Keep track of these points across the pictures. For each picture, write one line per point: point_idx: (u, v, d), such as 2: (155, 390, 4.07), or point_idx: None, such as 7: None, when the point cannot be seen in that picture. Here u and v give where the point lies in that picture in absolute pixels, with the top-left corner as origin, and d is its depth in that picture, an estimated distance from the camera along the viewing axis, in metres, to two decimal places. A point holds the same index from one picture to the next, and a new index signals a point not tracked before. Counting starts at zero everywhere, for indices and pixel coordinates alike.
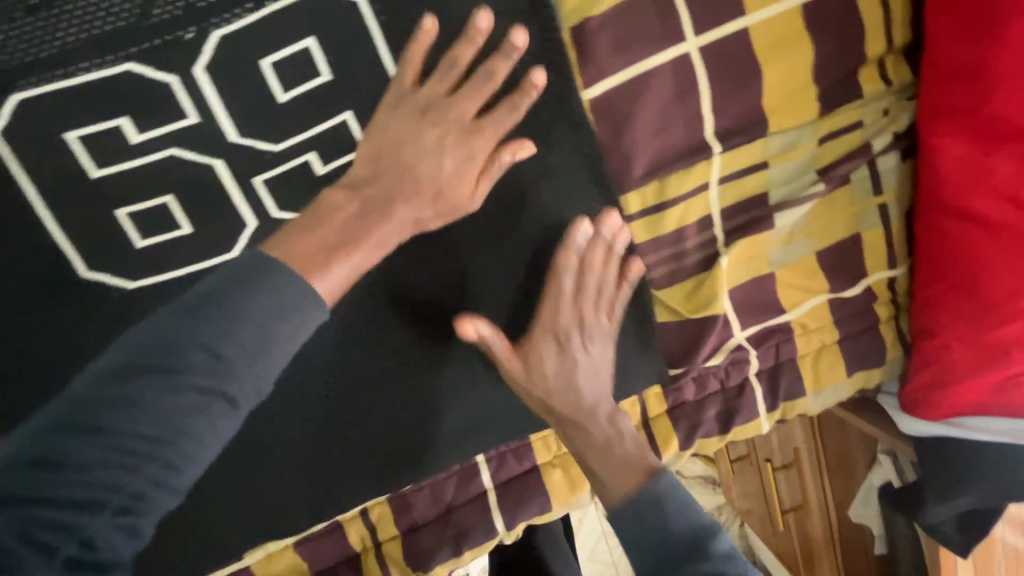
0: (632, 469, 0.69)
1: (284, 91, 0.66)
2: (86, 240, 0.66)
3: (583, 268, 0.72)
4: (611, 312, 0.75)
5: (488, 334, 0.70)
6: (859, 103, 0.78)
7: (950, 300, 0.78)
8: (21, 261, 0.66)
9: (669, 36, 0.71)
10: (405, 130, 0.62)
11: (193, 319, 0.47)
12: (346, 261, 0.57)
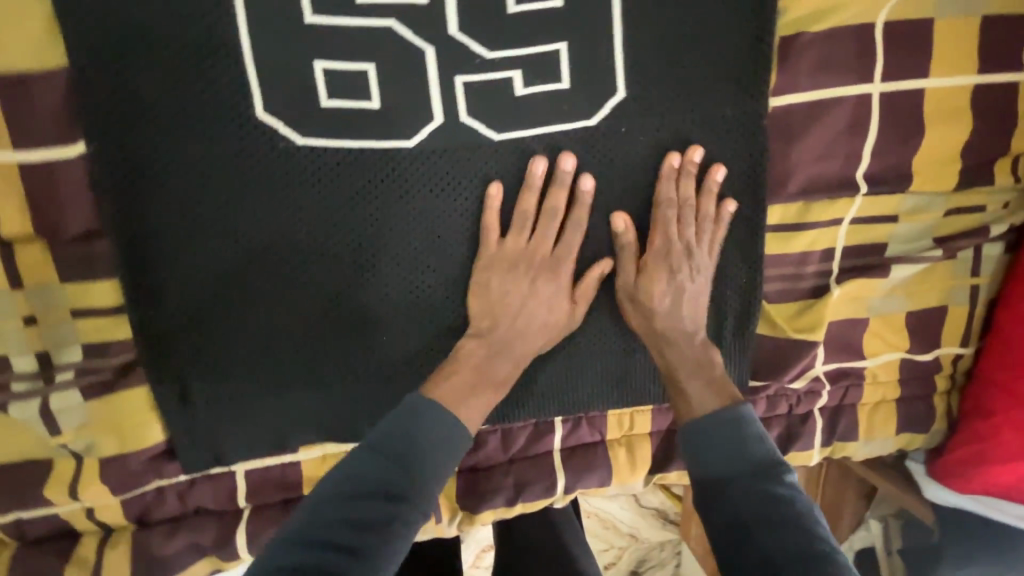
0: (717, 395, 0.71)
1: (516, 2, 0.66)
2: (275, 82, 0.64)
3: (687, 203, 0.73)
4: (711, 244, 0.75)
5: (624, 228, 0.73)
6: (990, 189, 0.85)
7: (1016, 385, 0.85)
8: (202, 82, 0.63)
9: (861, 74, 0.76)
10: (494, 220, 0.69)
11: (396, 468, 0.60)
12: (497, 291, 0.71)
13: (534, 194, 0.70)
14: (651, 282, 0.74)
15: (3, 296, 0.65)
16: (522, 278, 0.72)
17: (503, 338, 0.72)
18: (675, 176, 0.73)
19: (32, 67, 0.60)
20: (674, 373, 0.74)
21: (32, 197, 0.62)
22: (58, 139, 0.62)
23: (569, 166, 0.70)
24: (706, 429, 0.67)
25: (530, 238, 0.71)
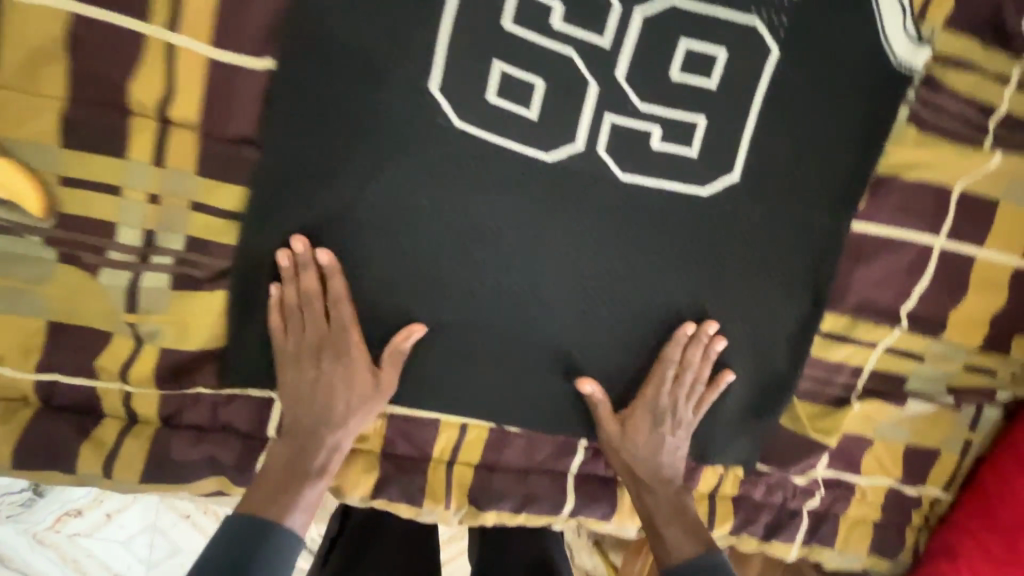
0: (691, 538, 0.80)
1: (678, 71, 0.75)
2: (457, 66, 0.70)
3: (682, 364, 0.83)
4: (698, 406, 0.85)
5: (596, 395, 0.82)
6: (1004, 358, 0.95)
7: (982, 538, 0.92)
8: (394, 43, 0.68)
9: (932, 226, 0.86)
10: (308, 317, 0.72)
11: (225, 571, 0.63)
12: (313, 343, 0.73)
13: (296, 286, 0.72)
14: (640, 418, 0.83)
15: (140, 168, 0.67)
16: (309, 368, 0.74)
17: (303, 434, 0.74)
18: (685, 341, 0.82)
19: None
20: (645, 510, 0.84)
21: (209, 90, 0.66)
22: (254, 48, 0.66)
23: (323, 261, 0.71)
24: (693, 573, 0.76)
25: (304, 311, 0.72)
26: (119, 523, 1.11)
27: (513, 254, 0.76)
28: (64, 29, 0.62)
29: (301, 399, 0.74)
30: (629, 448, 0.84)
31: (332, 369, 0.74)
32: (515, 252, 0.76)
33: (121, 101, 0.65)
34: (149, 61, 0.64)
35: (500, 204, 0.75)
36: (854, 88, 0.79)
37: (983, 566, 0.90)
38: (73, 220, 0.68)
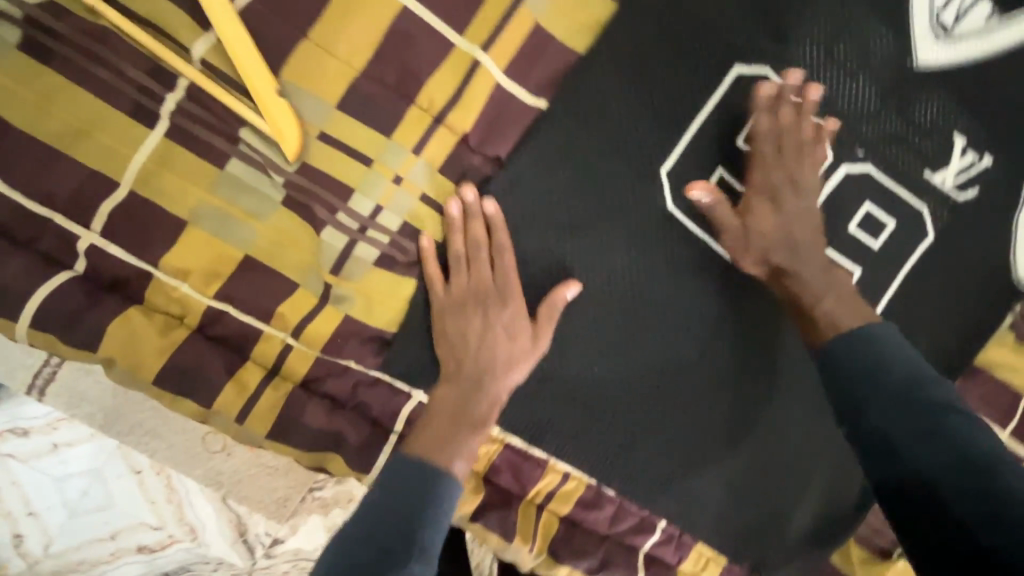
0: None
1: (855, 224, 0.85)
2: (692, 160, 0.79)
3: (781, 127, 0.76)
4: (814, 157, 0.77)
5: (708, 201, 0.76)
6: None
7: None
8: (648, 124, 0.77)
9: (1004, 423, 0.97)
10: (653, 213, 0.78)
11: (404, 502, 0.66)
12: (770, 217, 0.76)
13: (463, 236, 0.73)
14: (851, 317, 0.74)
15: (399, 150, 0.71)
16: (477, 317, 0.74)
17: (464, 381, 0.73)
18: (776, 102, 0.76)
19: (560, 39, 0.75)
20: (789, 285, 0.77)
21: (486, 107, 0.72)
22: (536, 90, 0.75)
23: (490, 212, 0.72)
24: (855, 345, 0.70)
25: (506, 246, 0.73)
26: (62, 458, 0.97)
27: (652, 337, 0.82)
28: (392, 16, 0.68)
29: (463, 372, 0.74)
30: (797, 267, 0.77)
31: (496, 321, 0.74)
32: (653, 335, 0.82)
33: (410, 90, 0.70)
34: (450, 68, 0.70)
35: (658, 287, 0.81)
36: (979, 289, 0.91)
37: None
38: (316, 172, 0.70)
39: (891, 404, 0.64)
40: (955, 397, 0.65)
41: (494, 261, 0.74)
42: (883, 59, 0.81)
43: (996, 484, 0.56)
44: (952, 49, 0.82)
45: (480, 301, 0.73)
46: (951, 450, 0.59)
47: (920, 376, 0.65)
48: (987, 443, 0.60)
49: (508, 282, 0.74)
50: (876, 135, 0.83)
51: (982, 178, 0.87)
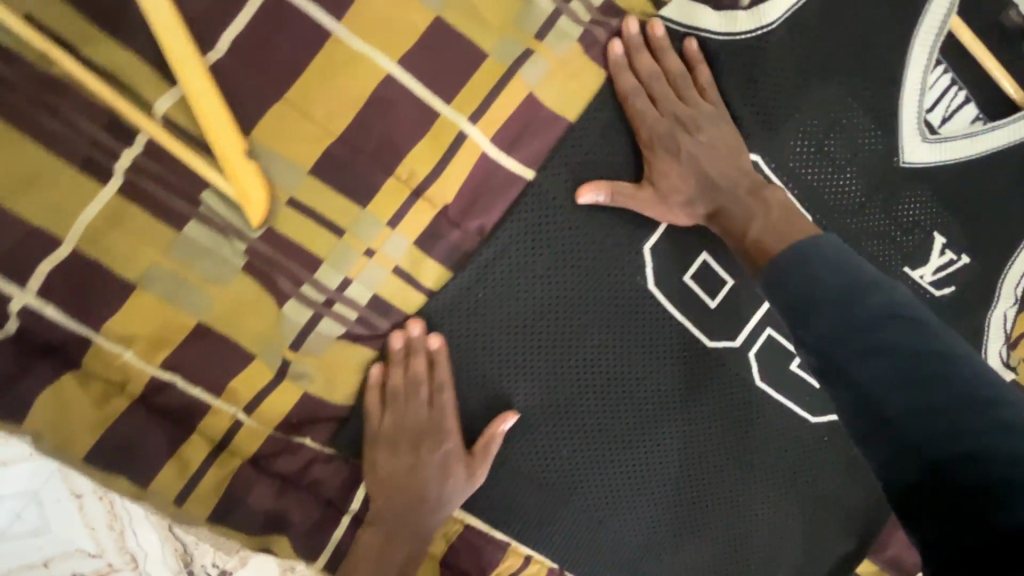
0: None
1: None
2: (676, 245, 0.78)
3: (675, 65, 0.71)
4: (703, 93, 0.72)
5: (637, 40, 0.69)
6: None
7: None
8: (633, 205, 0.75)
9: None
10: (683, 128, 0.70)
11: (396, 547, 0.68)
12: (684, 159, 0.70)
13: (403, 370, 0.70)
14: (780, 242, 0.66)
15: (374, 223, 0.67)
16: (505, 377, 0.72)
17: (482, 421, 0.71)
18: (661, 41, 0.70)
19: (555, 107, 0.69)
20: (726, 224, 0.71)
21: (469, 180, 0.69)
22: (527, 160, 0.70)
23: (434, 347, 0.70)
24: (809, 287, 0.57)
25: (665, 78, 0.71)
26: None
27: (624, 423, 0.79)
28: (375, 83, 0.65)
29: (387, 514, 0.70)
30: (728, 206, 0.71)
31: (432, 460, 0.70)
32: (625, 422, 0.79)
33: (389, 160, 0.66)
34: (431, 140, 0.66)
35: (622, 397, 0.78)
36: None
37: None
38: (283, 239, 0.66)
39: (850, 332, 0.53)
40: (929, 315, 0.54)
41: (647, 93, 0.70)
42: (869, 155, 0.81)
43: (990, 435, 0.45)
44: (937, 149, 0.82)
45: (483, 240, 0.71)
46: (930, 393, 0.48)
47: (856, 281, 0.56)
48: (945, 361, 0.50)
49: (641, 123, 0.70)
50: (860, 231, 0.82)
51: (958, 276, 0.87)
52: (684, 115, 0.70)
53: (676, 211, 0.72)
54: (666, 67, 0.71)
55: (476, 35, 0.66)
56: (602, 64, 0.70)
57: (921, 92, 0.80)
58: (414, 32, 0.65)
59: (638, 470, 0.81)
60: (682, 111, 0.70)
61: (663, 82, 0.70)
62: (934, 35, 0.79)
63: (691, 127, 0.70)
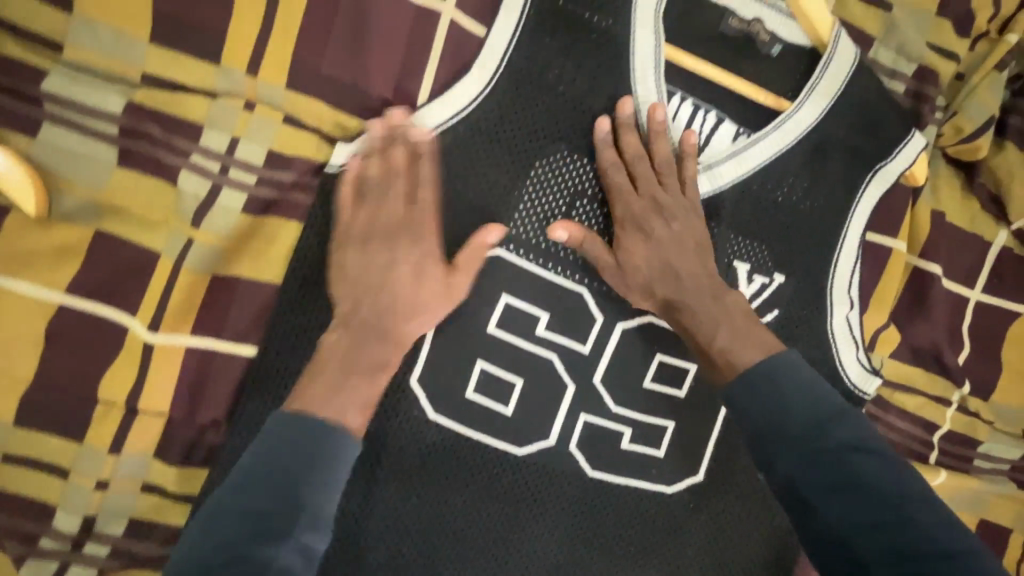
0: None
1: (650, 379, 0.78)
2: (442, 367, 0.71)
3: (648, 129, 0.71)
4: (670, 161, 0.72)
5: (627, 117, 0.70)
6: None
7: None
8: None
9: None
10: (677, 229, 0.71)
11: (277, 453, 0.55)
12: (649, 249, 0.71)
13: None
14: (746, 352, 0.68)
15: (93, 455, 0.64)
16: (381, 252, 0.64)
17: (358, 330, 0.63)
18: (627, 123, 0.70)
19: (251, 276, 0.65)
20: (682, 319, 0.71)
21: (186, 379, 0.65)
22: (237, 334, 0.66)
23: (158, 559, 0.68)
24: (789, 410, 0.63)
25: (653, 165, 0.71)
26: None
27: (467, 543, 0.75)
28: (47, 320, 0.61)
29: None
30: (687, 303, 0.71)
31: None
32: (467, 543, 0.75)
33: (90, 389, 0.63)
34: (124, 355, 0.63)
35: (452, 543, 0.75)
36: None
37: None
38: (6, 498, 0.63)
39: (806, 472, 0.61)
40: (860, 425, 0.63)
41: (630, 172, 0.72)
42: None
43: (891, 492, 0.59)
44: (706, 178, 0.74)
45: (403, 237, 0.64)
46: (847, 487, 0.59)
47: (824, 411, 0.63)
48: (853, 441, 0.61)
49: (604, 173, 0.71)
50: None
51: (780, 297, 0.79)
52: (662, 205, 0.71)
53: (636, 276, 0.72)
54: (653, 154, 0.71)
55: (142, 237, 0.62)
56: (291, 218, 0.65)
57: None
58: (75, 256, 0.62)
59: None
60: (666, 202, 0.71)
61: (648, 168, 0.71)
62: (650, 71, 0.72)
63: (664, 213, 0.71)
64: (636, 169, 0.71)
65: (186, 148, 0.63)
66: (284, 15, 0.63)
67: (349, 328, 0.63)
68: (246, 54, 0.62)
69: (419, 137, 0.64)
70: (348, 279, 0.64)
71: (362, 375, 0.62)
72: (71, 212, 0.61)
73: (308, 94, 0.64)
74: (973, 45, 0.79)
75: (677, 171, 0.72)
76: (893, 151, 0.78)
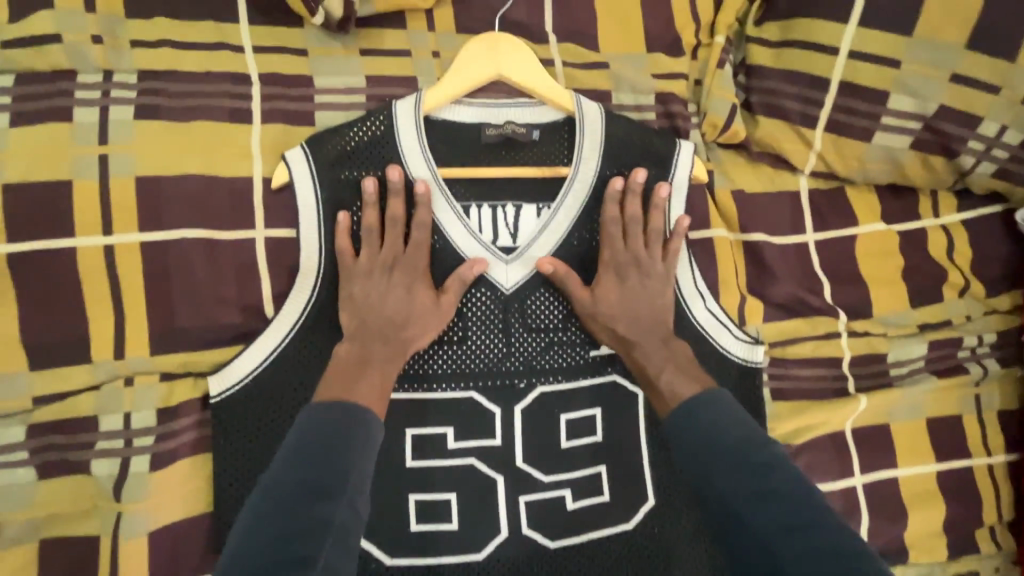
0: None
1: (567, 439, 0.85)
2: (380, 516, 0.80)
3: (510, 145, 0.87)
4: (498, 152, 0.87)
5: (400, 118, 0.82)
6: (977, 556, 0.97)
7: None
8: None
9: (842, 470, 0.94)
10: (524, 209, 0.86)
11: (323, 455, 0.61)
12: (484, 239, 0.85)
13: None
14: (688, 387, 0.79)
15: None
16: (381, 279, 0.78)
17: (365, 340, 0.77)
18: (381, 131, 0.82)
19: (183, 516, 0.74)
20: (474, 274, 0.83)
21: None
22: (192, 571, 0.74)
23: None
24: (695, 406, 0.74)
25: (504, 160, 0.87)
26: None
27: None
28: None
29: None
30: (617, 261, 0.85)
31: None
32: None
33: None
34: None
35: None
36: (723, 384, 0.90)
37: None
38: None
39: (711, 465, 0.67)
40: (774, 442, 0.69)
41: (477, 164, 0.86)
42: (479, 312, 0.84)
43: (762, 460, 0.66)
44: (528, 256, 0.86)
45: (397, 269, 0.79)
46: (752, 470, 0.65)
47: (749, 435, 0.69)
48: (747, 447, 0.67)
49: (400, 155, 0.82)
50: (526, 363, 0.85)
51: None
52: (643, 262, 0.86)
53: (609, 317, 0.84)
54: (508, 157, 0.87)
55: (82, 527, 0.72)
56: (201, 453, 0.75)
57: (474, 236, 0.84)
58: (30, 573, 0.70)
59: None
60: (647, 265, 0.86)
61: (490, 161, 0.86)
62: (439, 194, 0.83)
63: (480, 186, 0.86)
64: (486, 178, 0.85)
65: (89, 439, 0.72)
66: (131, 300, 0.75)
67: (357, 341, 0.77)
68: (111, 344, 0.74)
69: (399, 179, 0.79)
70: (351, 304, 0.78)
71: (376, 373, 0.76)
72: (13, 535, 0.70)
73: (172, 351, 0.75)
74: (693, 56, 0.93)
75: (512, 161, 0.87)
76: (671, 163, 0.89)
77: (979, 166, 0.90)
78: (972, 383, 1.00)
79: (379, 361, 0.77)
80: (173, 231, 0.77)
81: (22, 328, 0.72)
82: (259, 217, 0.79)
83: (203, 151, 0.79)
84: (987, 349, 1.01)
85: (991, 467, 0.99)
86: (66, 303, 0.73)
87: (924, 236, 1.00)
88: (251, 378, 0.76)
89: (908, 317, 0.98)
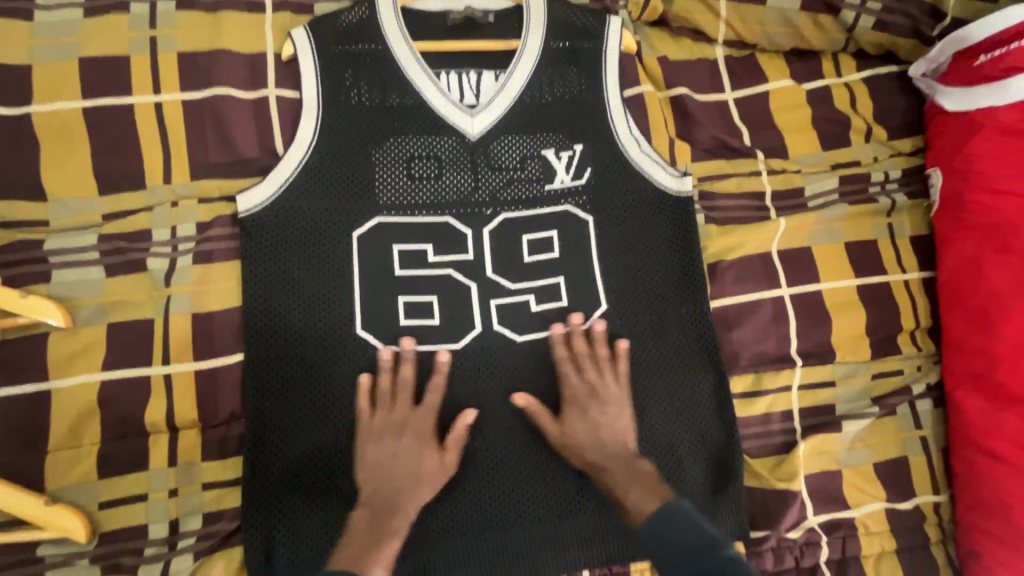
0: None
1: (529, 254, 1.03)
2: (372, 315, 0.95)
3: (469, 23, 1.08)
4: (460, 28, 1.07)
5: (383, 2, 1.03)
6: (900, 356, 1.10)
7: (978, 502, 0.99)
8: (311, 313, 0.93)
9: (772, 284, 1.09)
10: (485, 72, 1.06)
11: None
12: (426, 108, 1.03)
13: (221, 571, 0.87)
14: (649, 500, 0.83)
15: (160, 472, 0.88)
16: (325, 133, 0.99)
17: (304, 182, 0.97)
18: (367, 14, 1.03)
19: (218, 306, 0.93)
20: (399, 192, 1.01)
21: (199, 394, 0.90)
22: (226, 349, 0.92)
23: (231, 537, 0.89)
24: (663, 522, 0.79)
25: (466, 35, 1.07)
26: None
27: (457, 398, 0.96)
28: (96, 392, 0.87)
29: None
30: (382, 450, 0.87)
31: None
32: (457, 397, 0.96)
33: (142, 426, 0.88)
34: (156, 392, 0.89)
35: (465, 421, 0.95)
36: (661, 210, 1.06)
37: (996, 517, 0.96)
38: (114, 532, 0.86)
39: None
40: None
41: (446, 38, 1.06)
42: (451, 155, 1.03)
43: None
44: (490, 109, 1.04)
45: (339, 128, 1.00)
46: None
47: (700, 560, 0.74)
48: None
49: (385, 32, 1.02)
50: (491, 196, 1.03)
51: (587, 160, 1.06)
52: (405, 456, 0.87)
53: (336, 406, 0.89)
54: (469, 32, 1.08)
55: (139, 313, 0.91)
56: (233, 260, 0.95)
57: (443, 93, 1.03)
58: (98, 347, 0.89)
59: (490, 448, 0.95)
60: (603, 393, 0.94)
61: (454, 36, 1.07)
62: (413, 59, 1.03)
63: (447, 56, 1.06)
64: (452, 48, 1.06)
65: (145, 244, 0.93)
66: (174, 142, 0.96)
67: (370, 510, 0.84)
68: (160, 174, 0.95)
69: (373, 96, 1.01)
70: (299, 151, 0.97)
71: (309, 213, 0.96)
72: (88, 318, 0.90)
73: (209, 179, 0.96)
74: None
75: (472, 35, 1.07)
76: (605, 33, 1.09)
77: (860, 19, 1.11)
78: (884, 213, 1.16)
79: (308, 201, 0.96)
80: (205, 90, 0.98)
81: (92, 162, 0.93)
82: (273, 81, 1.01)
83: (228, 31, 1.00)
84: (896, 186, 1.17)
85: (908, 283, 1.13)
86: (124, 142, 0.94)
87: (830, 91, 1.17)
88: (266, 204, 0.95)
89: (821, 159, 1.15)
